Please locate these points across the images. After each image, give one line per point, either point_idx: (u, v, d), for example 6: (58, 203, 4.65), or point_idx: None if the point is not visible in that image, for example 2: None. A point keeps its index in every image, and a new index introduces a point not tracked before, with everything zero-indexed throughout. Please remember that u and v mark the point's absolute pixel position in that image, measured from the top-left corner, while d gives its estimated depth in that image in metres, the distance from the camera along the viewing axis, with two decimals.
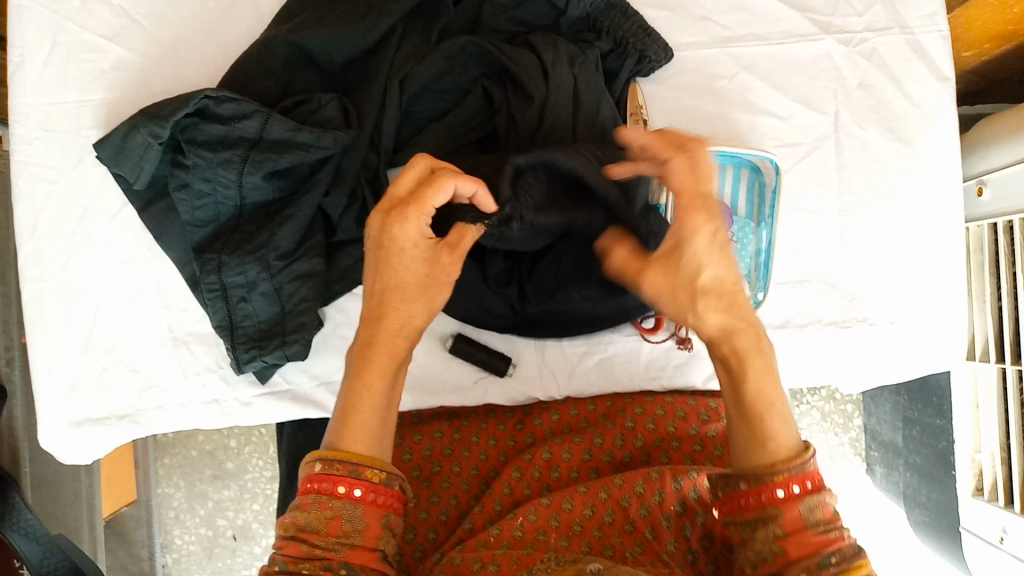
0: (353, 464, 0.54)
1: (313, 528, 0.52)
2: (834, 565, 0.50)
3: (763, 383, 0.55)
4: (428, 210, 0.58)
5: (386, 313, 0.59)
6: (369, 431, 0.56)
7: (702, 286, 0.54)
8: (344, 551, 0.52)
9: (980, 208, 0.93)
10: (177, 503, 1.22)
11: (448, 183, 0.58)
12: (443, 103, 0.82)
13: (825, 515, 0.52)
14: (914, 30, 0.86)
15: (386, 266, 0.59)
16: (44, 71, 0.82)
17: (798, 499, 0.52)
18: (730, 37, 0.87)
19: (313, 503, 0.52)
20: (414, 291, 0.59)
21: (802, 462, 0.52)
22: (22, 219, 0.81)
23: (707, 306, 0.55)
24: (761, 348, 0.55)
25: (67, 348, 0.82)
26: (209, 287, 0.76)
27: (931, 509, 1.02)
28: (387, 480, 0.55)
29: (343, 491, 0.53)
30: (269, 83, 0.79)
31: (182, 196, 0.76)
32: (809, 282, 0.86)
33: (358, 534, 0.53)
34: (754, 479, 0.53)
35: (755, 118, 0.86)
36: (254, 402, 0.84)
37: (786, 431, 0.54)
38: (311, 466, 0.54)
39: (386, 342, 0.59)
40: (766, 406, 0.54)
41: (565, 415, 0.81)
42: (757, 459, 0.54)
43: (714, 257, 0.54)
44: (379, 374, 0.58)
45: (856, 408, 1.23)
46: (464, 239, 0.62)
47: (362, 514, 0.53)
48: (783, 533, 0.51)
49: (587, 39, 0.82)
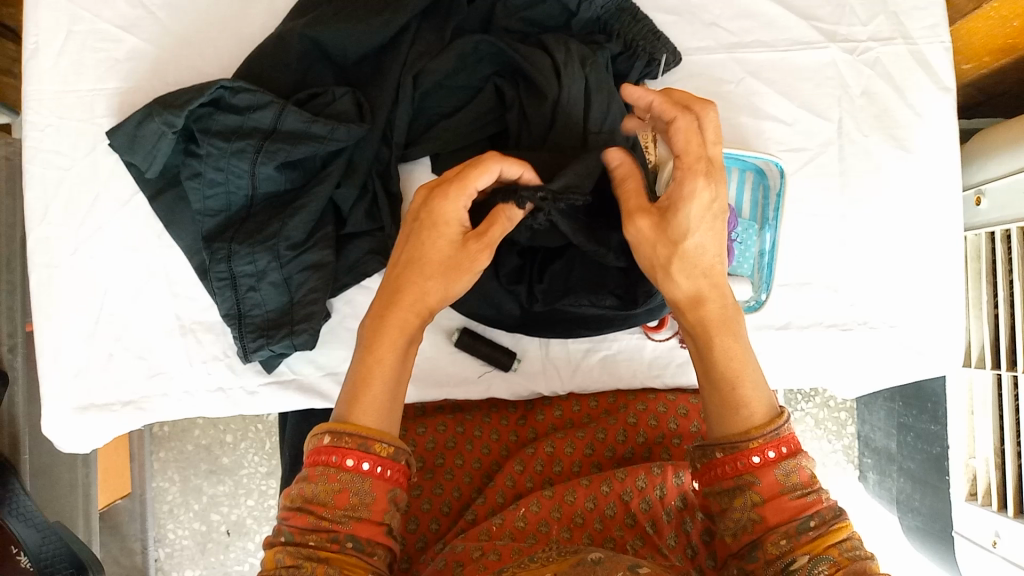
0: (361, 438, 0.54)
1: (321, 500, 0.53)
2: (813, 529, 0.52)
3: (731, 350, 0.58)
4: (471, 189, 0.62)
5: (405, 286, 0.62)
6: (379, 404, 0.57)
7: (685, 251, 0.60)
8: (350, 524, 0.52)
9: (978, 217, 0.94)
10: (172, 498, 1.22)
11: (492, 167, 0.63)
12: (455, 99, 0.83)
13: (802, 479, 0.54)
14: (917, 40, 0.88)
15: (416, 240, 0.63)
16: (59, 59, 0.82)
17: (773, 465, 0.54)
18: (737, 43, 0.88)
19: (321, 476, 0.53)
20: (434, 269, 0.62)
21: (776, 428, 0.55)
22: (32, 204, 0.82)
23: (682, 272, 0.60)
24: (731, 321, 0.60)
25: (73, 334, 0.82)
26: (218, 275, 0.77)
27: (924, 514, 1.05)
28: (395, 454, 0.55)
29: (350, 464, 0.53)
30: (284, 76, 0.80)
31: (194, 185, 0.77)
32: (810, 285, 0.87)
33: (365, 507, 0.53)
34: (729, 446, 0.55)
35: (760, 122, 0.88)
36: (260, 391, 0.84)
37: (760, 400, 0.56)
38: (320, 438, 0.54)
39: (399, 316, 0.61)
40: (737, 375, 0.57)
41: (567, 411, 0.84)
42: (730, 427, 0.56)
43: (704, 221, 0.61)
44: (390, 348, 0.59)
45: (850, 415, 1.24)
46: (495, 229, 0.65)
47: (370, 487, 0.53)
48: (761, 500, 0.53)
49: (597, 40, 0.84)
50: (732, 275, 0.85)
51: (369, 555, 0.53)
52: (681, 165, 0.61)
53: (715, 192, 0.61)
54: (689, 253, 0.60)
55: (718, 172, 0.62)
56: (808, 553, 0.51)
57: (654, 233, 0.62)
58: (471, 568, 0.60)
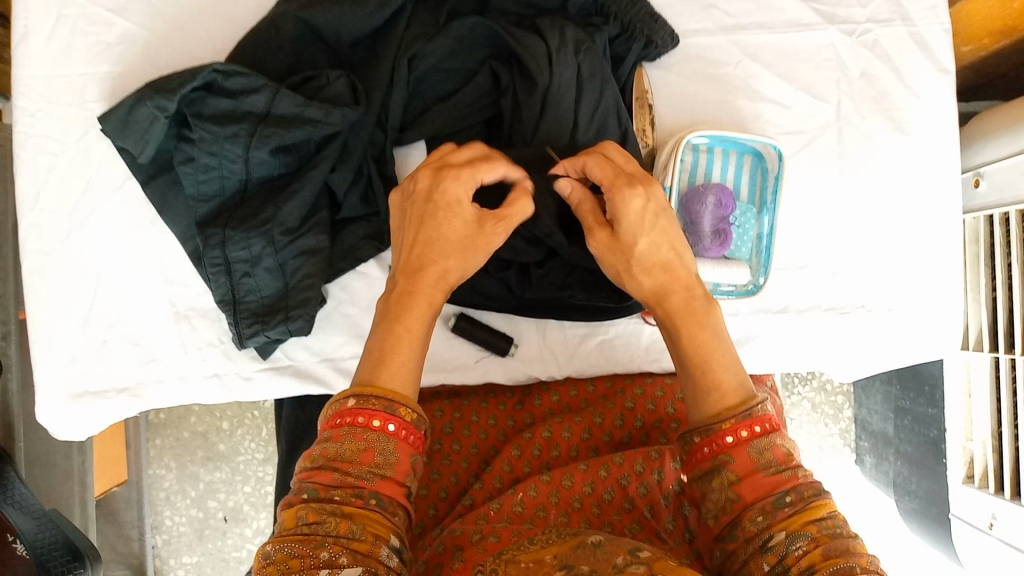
0: (388, 400, 0.54)
1: (346, 457, 0.52)
2: (789, 505, 0.51)
3: (699, 338, 0.59)
4: (479, 178, 0.65)
5: (426, 265, 0.62)
6: (408, 371, 0.57)
7: (639, 252, 0.63)
8: (375, 481, 0.52)
9: (976, 199, 0.94)
10: (168, 484, 1.21)
11: (498, 163, 0.67)
12: (450, 83, 0.82)
13: (777, 456, 0.53)
14: (916, 21, 0.87)
15: (429, 222, 0.64)
16: (49, 43, 0.81)
17: (746, 443, 0.54)
18: (735, 25, 0.88)
19: (347, 435, 0.52)
20: (454, 246, 0.63)
21: (748, 408, 0.55)
22: (24, 189, 0.81)
23: (643, 270, 0.63)
24: (701, 312, 0.61)
25: (67, 321, 0.81)
26: (212, 261, 0.76)
27: (920, 497, 1.05)
28: (417, 421, 0.55)
29: (377, 424, 0.53)
30: (278, 59, 0.79)
31: (187, 169, 0.76)
32: (808, 268, 0.86)
33: (390, 467, 0.53)
34: (705, 430, 0.55)
35: (758, 105, 0.87)
36: (256, 377, 0.83)
37: (734, 381, 0.57)
38: (344, 402, 0.54)
39: (426, 292, 0.61)
40: (705, 360, 0.58)
41: (565, 396, 0.82)
42: (706, 409, 0.57)
43: (645, 225, 0.63)
44: (419, 322, 0.60)
45: (846, 399, 1.23)
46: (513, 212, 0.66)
47: (394, 448, 0.53)
48: (736, 478, 0.53)
49: (595, 23, 0.83)
50: (730, 258, 0.83)
51: (391, 514, 0.52)
52: (604, 186, 0.64)
53: (650, 191, 0.63)
54: (643, 253, 0.63)
55: (648, 177, 0.64)
56: (785, 529, 0.50)
57: (608, 246, 0.64)
58: (471, 551, 0.60)
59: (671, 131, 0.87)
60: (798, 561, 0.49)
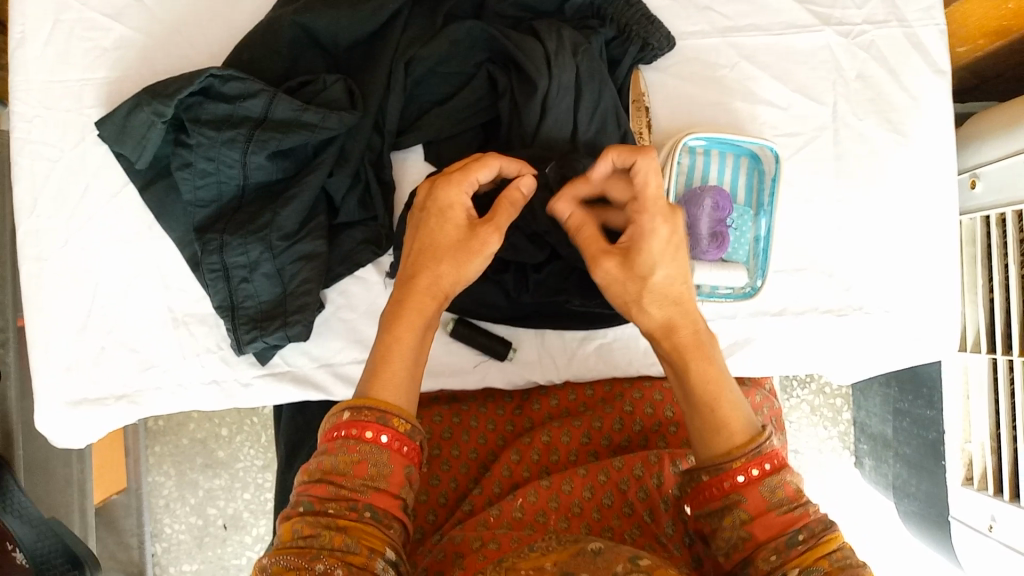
0: (380, 411, 0.54)
1: (339, 470, 0.52)
2: (802, 542, 0.52)
3: (708, 373, 0.59)
4: (472, 180, 0.65)
5: (418, 272, 0.62)
6: (399, 381, 0.57)
7: (655, 283, 0.61)
8: (369, 493, 0.52)
9: (973, 201, 0.94)
10: (168, 492, 1.21)
11: (490, 158, 0.66)
12: (447, 86, 0.82)
13: (788, 494, 0.54)
14: (912, 23, 0.88)
15: (424, 231, 0.64)
16: (46, 48, 0.81)
17: (758, 482, 0.54)
18: (732, 27, 0.88)
19: (341, 447, 0.53)
20: (445, 251, 0.63)
21: (758, 446, 0.55)
22: (21, 197, 0.81)
23: (655, 303, 0.61)
24: (706, 345, 0.60)
25: (65, 328, 0.81)
26: (211, 267, 0.76)
27: (920, 498, 1.05)
28: (411, 432, 0.55)
29: (369, 436, 0.53)
30: (275, 64, 0.79)
31: (184, 175, 0.76)
32: (806, 271, 0.87)
33: (383, 479, 0.53)
34: (714, 469, 0.56)
35: (755, 107, 0.87)
36: (254, 383, 0.83)
37: (739, 418, 0.57)
38: (340, 415, 0.54)
39: (416, 301, 0.61)
40: (714, 397, 0.58)
41: (564, 399, 0.82)
42: (716, 447, 0.56)
43: (665, 254, 0.61)
44: (409, 330, 0.60)
45: (845, 402, 1.24)
46: (502, 215, 0.65)
47: (387, 459, 0.53)
48: (749, 517, 0.53)
49: (591, 25, 0.83)
50: (728, 261, 0.83)
51: (386, 527, 0.52)
52: (635, 211, 0.63)
53: (674, 225, 0.62)
54: (657, 283, 0.61)
55: (672, 203, 0.62)
56: (799, 566, 0.51)
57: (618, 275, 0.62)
58: (471, 558, 0.60)
59: (667, 134, 0.87)
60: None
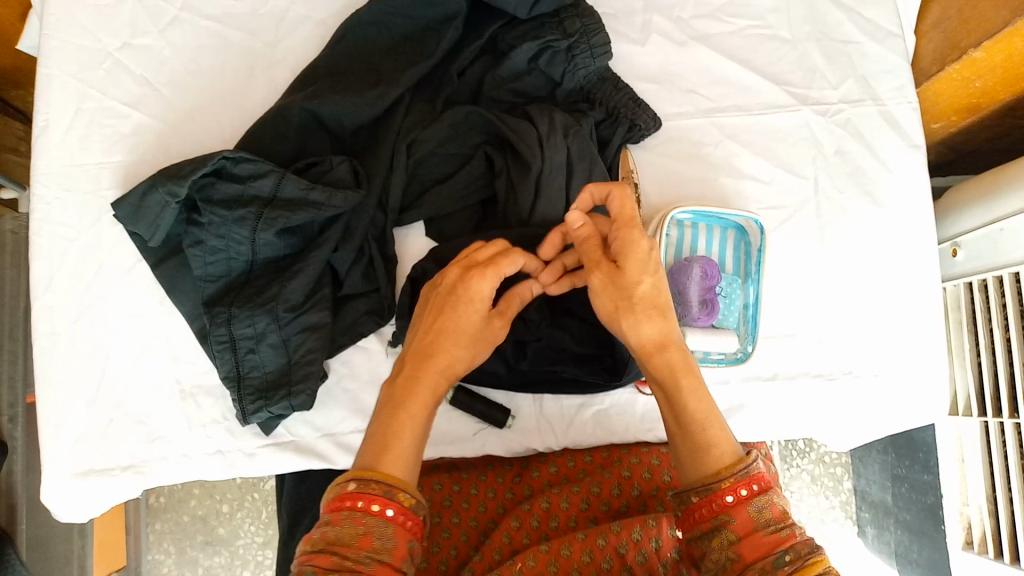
0: (387, 486, 0.56)
1: (344, 542, 0.53)
2: (789, 564, 0.52)
3: (696, 390, 0.61)
4: (502, 275, 0.68)
5: (435, 352, 0.65)
6: (408, 456, 0.59)
7: (640, 294, 0.64)
8: (372, 566, 0.53)
9: (955, 268, 0.98)
10: (168, 570, 1.20)
11: (517, 255, 0.69)
12: (446, 166, 0.87)
13: (774, 515, 0.55)
14: (886, 101, 0.93)
15: (448, 313, 0.66)
16: (66, 135, 0.86)
17: (746, 502, 0.55)
18: (715, 108, 0.93)
19: (347, 519, 0.54)
20: (466, 339, 0.66)
21: (745, 467, 0.57)
22: (38, 275, 0.84)
23: (644, 314, 0.64)
24: (692, 364, 0.63)
25: (75, 401, 0.83)
26: (218, 338, 0.79)
27: (924, 563, 1.05)
28: (415, 507, 0.57)
29: (376, 509, 0.55)
30: (284, 147, 0.84)
31: (196, 252, 0.80)
32: (796, 336, 0.89)
33: (387, 551, 0.54)
34: (703, 490, 0.57)
35: (739, 182, 0.92)
36: (257, 454, 0.85)
37: (729, 441, 0.59)
38: (344, 485, 0.56)
39: (430, 378, 0.64)
40: (706, 415, 0.60)
41: (563, 467, 0.84)
42: (703, 469, 0.58)
43: (649, 267, 0.65)
44: (421, 406, 0.62)
45: (845, 471, 1.24)
46: (511, 306, 0.72)
47: (392, 533, 0.55)
48: (736, 538, 0.54)
49: (581, 109, 0.89)
50: (718, 327, 0.86)
51: None
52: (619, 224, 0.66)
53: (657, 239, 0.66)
54: (643, 294, 0.64)
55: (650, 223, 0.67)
56: None
57: (608, 282, 0.65)
58: None
59: (657, 209, 0.91)
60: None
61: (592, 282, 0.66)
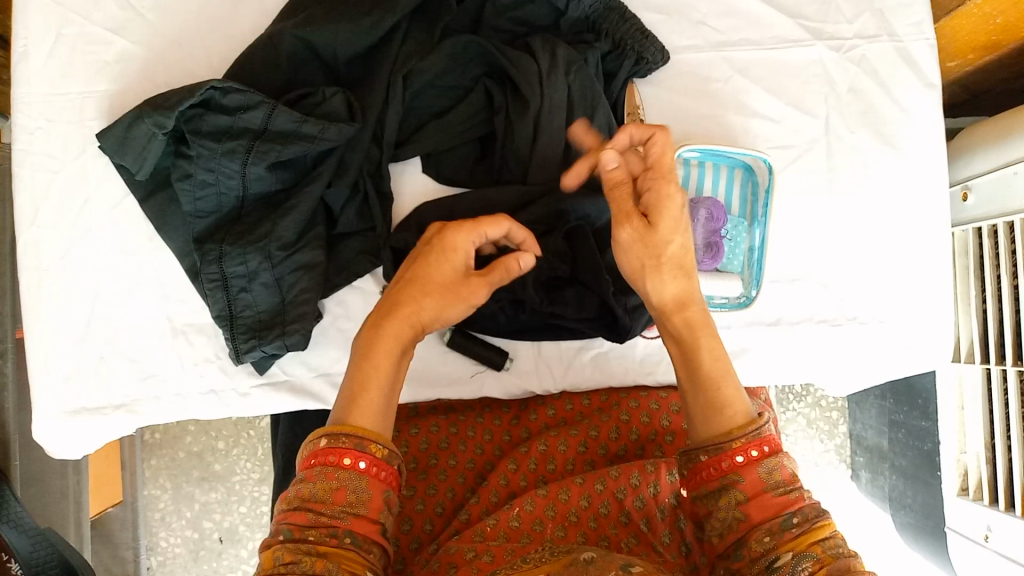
0: (358, 438, 0.54)
1: (318, 498, 0.52)
2: (795, 526, 0.52)
3: (715, 351, 0.60)
4: (481, 232, 0.66)
5: (402, 301, 0.62)
6: (376, 408, 0.57)
7: (670, 252, 0.63)
8: (349, 520, 0.52)
9: (965, 213, 0.95)
10: (164, 505, 1.21)
11: (502, 219, 0.67)
12: (444, 100, 0.84)
13: (785, 477, 0.54)
14: (903, 38, 0.89)
15: (421, 262, 0.64)
16: (47, 62, 0.82)
17: (756, 463, 0.54)
18: (725, 42, 0.89)
19: (319, 475, 0.53)
20: (436, 289, 0.63)
21: (758, 428, 0.55)
22: (22, 207, 0.82)
23: (670, 273, 0.62)
24: (711, 322, 0.62)
25: (64, 338, 0.81)
26: (210, 277, 0.77)
27: (916, 510, 1.05)
28: (389, 457, 0.55)
29: (348, 462, 0.53)
30: (274, 77, 0.80)
31: (184, 186, 0.77)
32: (801, 281, 0.87)
33: (362, 504, 0.53)
34: (713, 449, 0.56)
35: (748, 120, 0.88)
36: (252, 393, 0.84)
37: (743, 400, 0.58)
38: (317, 441, 0.54)
39: (396, 327, 0.61)
40: (721, 374, 0.59)
41: (561, 410, 0.82)
42: (716, 428, 0.57)
43: (681, 224, 0.63)
44: (386, 357, 0.59)
45: (841, 415, 1.24)
46: (495, 273, 0.67)
47: (366, 485, 0.53)
48: (744, 498, 0.53)
49: (586, 40, 0.85)
50: (721, 271, 0.85)
51: (366, 551, 0.52)
52: (657, 174, 0.63)
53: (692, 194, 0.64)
54: (672, 254, 0.63)
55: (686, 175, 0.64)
56: (791, 550, 0.51)
57: (638, 238, 0.63)
58: (465, 570, 0.61)
59: None
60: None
61: (620, 237, 0.64)
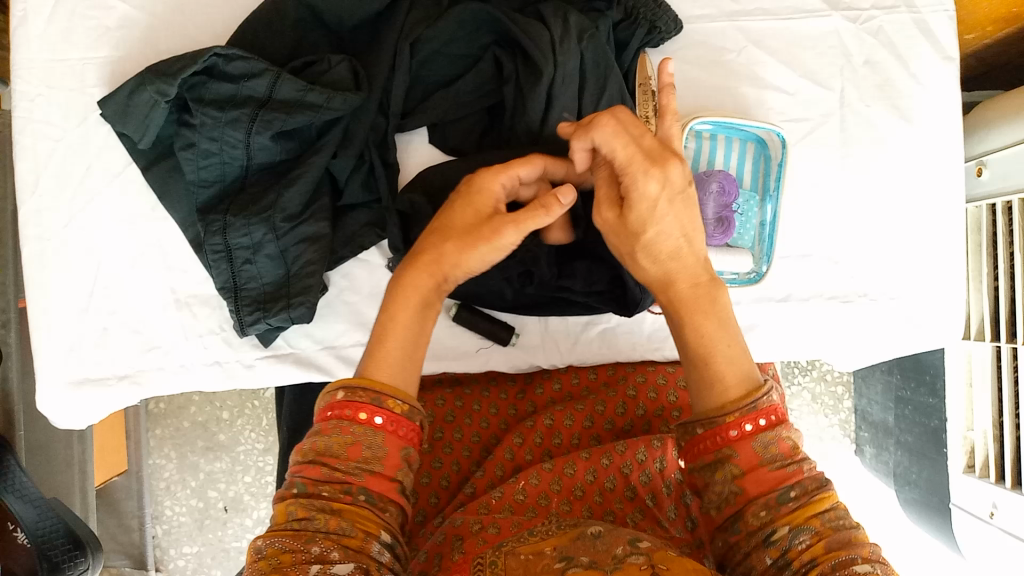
0: (375, 394, 0.54)
1: (333, 452, 0.52)
2: (793, 499, 0.51)
3: (702, 329, 0.58)
4: (511, 171, 0.63)
5: (425, 250, 0.61)
6: (394, 362, 0.56)
7: (647, 240, 0.60)
8: (363, 476, 0.52)
9: (978, 189, 0.94)
10: (169, 475, 1.22)
11: (534, 158, 0.65)
12: (452, 69, 0.82)
13: (783, 451, 0.53)
14: (921, 9, 0.87)
15: (447, 208, 0.63)
16: (47, 27, 0.80)
17: (751, 438, 0.53)
18: (739, 11, 0.87)
19: (334, 429, 0.52)
20: (457, 234, 0.61)
21: (754, 400, 0.54)
22: (23, 176, 0.80)
23: (648, 257, 0.60)
24: (704, 297, 0.59)
25: (67, 308, 0.81)
26: (213, 248, 0.75)
27: (921, 487, 1.06)
28: (410, 413, 0.54)
29: (364, 417, 0.53)
30: (280, 43, 0.79)
31: (187, 155, 0.75)
32: (811, 257, 0.86)
33: (378, 461, 0.52)
34: (707, 422, 0.55)
35: (762, 92, 0.87)
36: (257, 365, 0.84)
37: (737, 375, 0.56)
38: (334, 393, 0.54)
39: (417, 278, 0.60)
40: (709, 350, 0.57)
41: (567, 383, 0.82)
42: (710, 401, 0.56)
43: (653, 213, 0.59)
44: (406, 311, 0.59)
45: (846, 390, 1.24)
46: (530, 215, 0.60)
47: (383, 442, 0.53)
48: (740, 473, 0.53)
49: (597, 8, 0.83)
50: (732, 246, 0.84)
51: (381, 510, 0.52)
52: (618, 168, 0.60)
53: (664, 175, 0.58)
54: (649, 241, 0.60)
55: (651, 156, 0.59)
56: (789, 524, 0.51)
57: (619, 226, 0.61)
58: (471, 541, 0.60)
59: None
60: (800, 555, 0.49)
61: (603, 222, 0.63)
